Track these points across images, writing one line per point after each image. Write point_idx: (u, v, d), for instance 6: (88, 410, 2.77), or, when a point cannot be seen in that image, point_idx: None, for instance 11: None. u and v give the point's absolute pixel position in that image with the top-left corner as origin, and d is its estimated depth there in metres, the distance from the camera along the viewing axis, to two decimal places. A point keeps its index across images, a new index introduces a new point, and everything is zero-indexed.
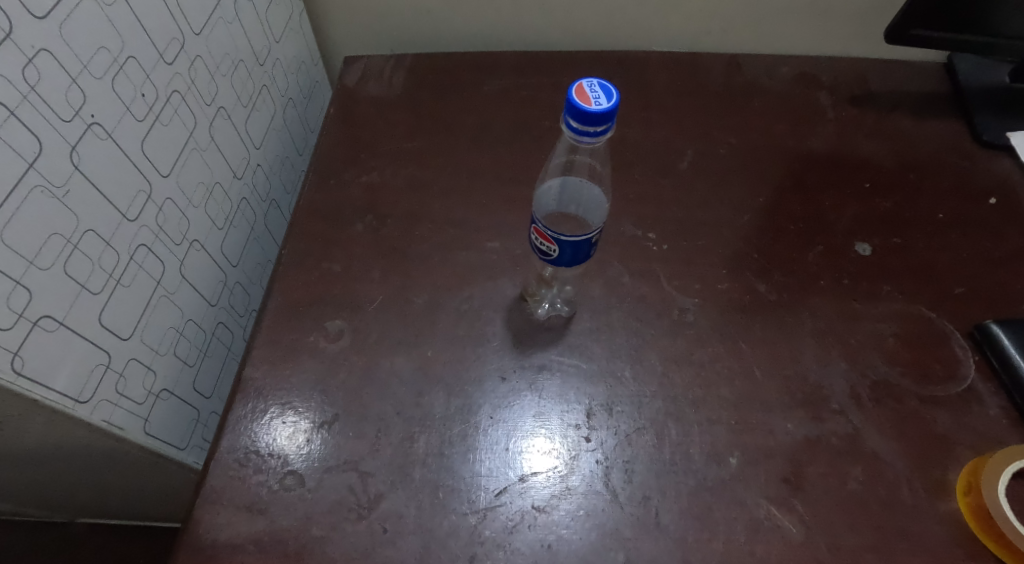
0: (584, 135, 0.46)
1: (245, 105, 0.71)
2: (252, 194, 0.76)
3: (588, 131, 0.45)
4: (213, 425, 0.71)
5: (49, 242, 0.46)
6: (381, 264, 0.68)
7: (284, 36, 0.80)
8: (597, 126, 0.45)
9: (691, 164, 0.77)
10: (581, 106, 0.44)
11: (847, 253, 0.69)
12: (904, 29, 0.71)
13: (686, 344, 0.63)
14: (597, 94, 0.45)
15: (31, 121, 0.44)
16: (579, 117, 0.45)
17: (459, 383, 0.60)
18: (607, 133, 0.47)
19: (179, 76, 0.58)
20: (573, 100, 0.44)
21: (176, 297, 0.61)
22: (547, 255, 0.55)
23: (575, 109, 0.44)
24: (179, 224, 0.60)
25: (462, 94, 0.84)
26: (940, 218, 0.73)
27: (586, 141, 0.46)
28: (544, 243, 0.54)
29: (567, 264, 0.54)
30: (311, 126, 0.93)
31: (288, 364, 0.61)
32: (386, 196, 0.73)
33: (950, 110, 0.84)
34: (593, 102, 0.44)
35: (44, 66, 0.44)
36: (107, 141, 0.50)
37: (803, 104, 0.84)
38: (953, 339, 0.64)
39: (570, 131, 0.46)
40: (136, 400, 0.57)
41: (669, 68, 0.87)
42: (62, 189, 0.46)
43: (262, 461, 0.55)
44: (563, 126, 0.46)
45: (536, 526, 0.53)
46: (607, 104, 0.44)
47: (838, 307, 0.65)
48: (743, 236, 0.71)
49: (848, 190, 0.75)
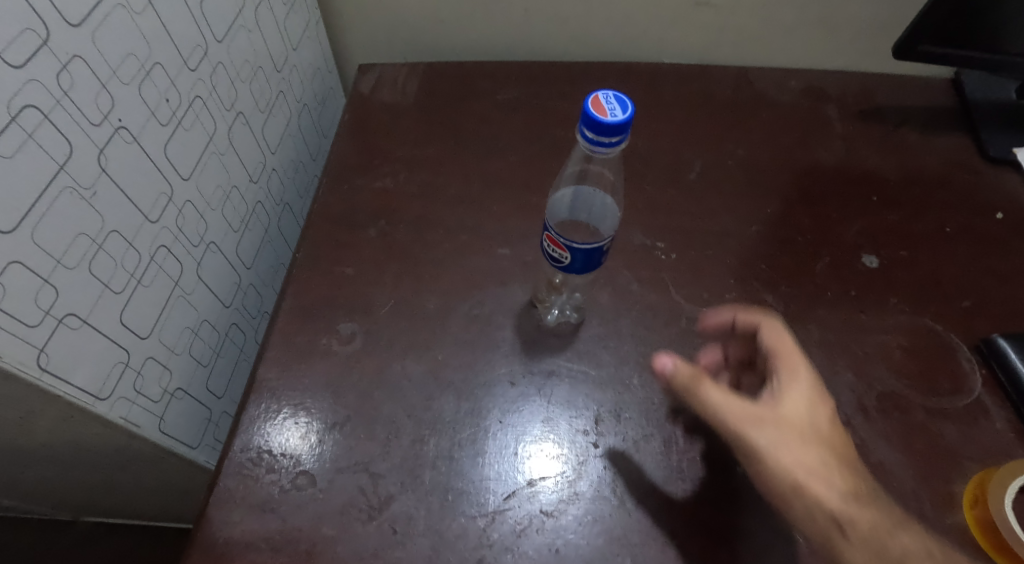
0: (599, 147, 0.46)
1: (263, 110, 0.72)
2: (267, 198, 0.77)
3: (603, 141, 0.46)
4: (224, 425, 0.72)
5: (76, 241, 0.47)
6: (393, 269, 0.69)
7: (301, 44, 0.81)
8: (611, 137, 0.46)
9: (699, 175, 0.78)
10: (597, 117, 0.45)
11: (854, 266, 0.70)
12: (913, 44, 0.72)
13: (694, 352, 0.63)
14: (613, 106, 0.46)
15: (63, 125, 0.45)
16: (594, 128, 0.45)
17: (469, 387, 0.61)
18: (620, 144, 0.48)
19: (202, 82, 0.60)
20: (589, 111, 0.45)
21: (192, 297, 0.62)
22: (559, 262, 0.56)
23: (590, 120, 0.45)
24: (197, 226, 0.62)
25: (475, 102, 0.85)
26: (946, 232, 0.74)
27: (600, 152, 0.47)
28: (555, 250, 0.55)
29: (578, 271, 0.55)
30: (324, 131, 0.95)
31: (301, 365, 0.61)
32: (398, 202, 0.74)
33: (957, 125, 0.84)
34: (609, 114, 0.45)
35: (77, 72, 0.45)
36: (133, 145, 0.51)
37: (810, 117, 0.84)
38: (960, 352, 0.64)
39: (585, 141, 0.47)
40: (152, 398, 0.58)
41: (678, 80, 0.88)
42: (89, 191, 0.48)
43: (275, 460, 0.56)
44: (578, 135, 0.47)
45: (544, 530, 0.53)
46: (622, 116, 0.45)
47: (845, 319, 0.66)
48: (752, 246, 0.71)
49: (856, 203, 0.76)
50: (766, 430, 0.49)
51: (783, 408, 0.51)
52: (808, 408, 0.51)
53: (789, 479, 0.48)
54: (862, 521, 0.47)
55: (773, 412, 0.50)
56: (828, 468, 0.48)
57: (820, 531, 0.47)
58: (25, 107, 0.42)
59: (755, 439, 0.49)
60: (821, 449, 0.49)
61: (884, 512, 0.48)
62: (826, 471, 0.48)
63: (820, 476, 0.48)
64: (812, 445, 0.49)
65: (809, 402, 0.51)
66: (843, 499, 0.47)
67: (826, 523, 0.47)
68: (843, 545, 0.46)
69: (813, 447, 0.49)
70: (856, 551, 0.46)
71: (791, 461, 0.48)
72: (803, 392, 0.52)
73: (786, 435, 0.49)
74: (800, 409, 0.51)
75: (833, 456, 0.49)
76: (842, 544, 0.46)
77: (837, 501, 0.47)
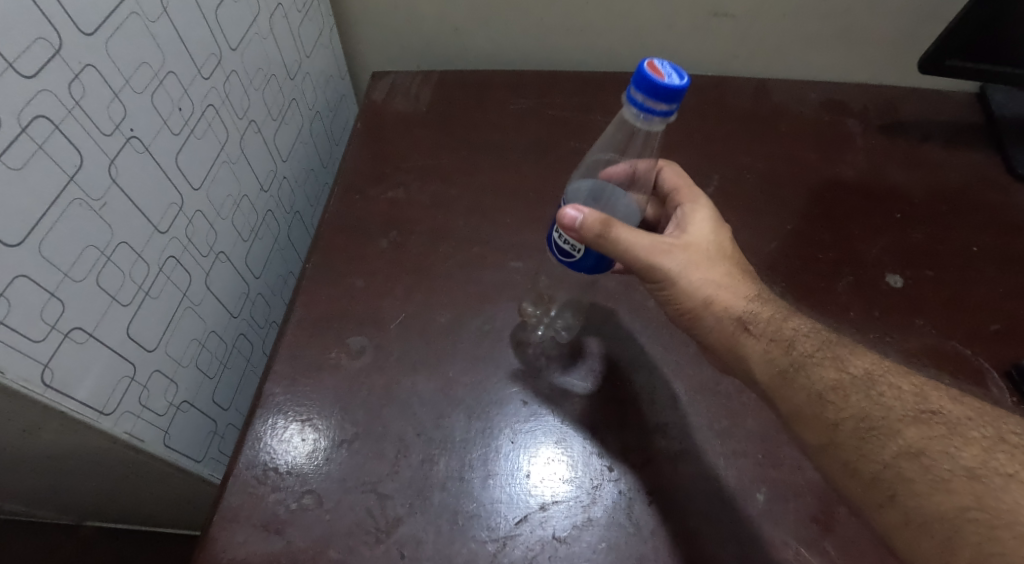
0: (648, 114, 0.45)
1: (275, 118, 0.71)
2: (277, 206, 0.76)
3: (655, 106, 0.44)
4: (230, 438, 0.71)
5: (85, 254, 0.46)
6: (404, 281, 0.67)
7: (315, 51, 0.80)
8: (663, 102, 0.44)
9: (717, 189, 0.76)
10: (652, 78, 0.43)
11: (877, 285, 0.68)
12: (941, 59, 0.70)
13: (713, 372, 0.61)
14: (668, 72, 0.45)
15: (74, 136, 0.44)
16: (647, 90, 0.44)
17: (481, 405, 0.59)
18: (669, 115, 0.46)
19: (215, 90, 0.59)
20: (643, 73, 0.44)
21: (200, 308, 0.61)
22: (569, 256, 0.54)
23: (642, 82, 0.44)
24: (207, 236, 0.61)
25: (488, 111, 0.84)
26: (973, 251, 0.72)
27: (648, 119, 0.46)
28: (568, 243, 0.53)
29: (588, 268, 0.54)
30: (336, 139, 0.93)
31: (309, 379, 0.60)
32: (410, 212, 0.73)
33: (983, 141, 0.82)
34: (664, 78, 0.44)
35: (88, 81, 0.45)
36: (144, 155, 0.51)
37: (831, 131, 0.83)
38: (989, 378, 0.62)
39: (633, 106, 0.46)
40: (157, 411, 0.56)
41: (696, 92, 0.86)
42: (99, 202, 0.47)
43: (281, 479, 0.54)
44: (627, 99, 0.45)
45: (557, 557, 0.51)
46: (678, 82, 0.44)
47: (869, 341, 0.64)
48: (771, 263, 0.70)
49: (878, 219, 0.74)
50: (676, 257, 0.55)
51: (688, 233, 0.57)
52: (709, 234, 0.57)
53: (703, 294, 0.54)
54: (761, 320, 0.54)
55: (678, 240, 0.56)
56: (730, 277, 0.55)
57: (728, 332, 0.54)
58: (36, 117, 0.41)
59: (665, 264, 0.54)
60: (721, 265, 0.56)
61: (778, 307, 0.55)
62: (730, 282, 0.55)
63: (727, 287, 0.55)
64: (715, 262, 0.56)
65: (714, 225, 0.58)
66: (745, 302, 0.54)
67: (732, 327, 0.54)
68: (748, 342, 0.53)
69: (719, 266, 0.56)
70: (757, 345, 0.53)
71: (700, 278, 0.55)
72: (703, 215, 0.59)
73: (691, 258, 0.55)
74: (703, 234, 0.57)
75: (731, 267, 0.56)
76: (745, 342, 0.53)
77: (741, 305, 0.54)
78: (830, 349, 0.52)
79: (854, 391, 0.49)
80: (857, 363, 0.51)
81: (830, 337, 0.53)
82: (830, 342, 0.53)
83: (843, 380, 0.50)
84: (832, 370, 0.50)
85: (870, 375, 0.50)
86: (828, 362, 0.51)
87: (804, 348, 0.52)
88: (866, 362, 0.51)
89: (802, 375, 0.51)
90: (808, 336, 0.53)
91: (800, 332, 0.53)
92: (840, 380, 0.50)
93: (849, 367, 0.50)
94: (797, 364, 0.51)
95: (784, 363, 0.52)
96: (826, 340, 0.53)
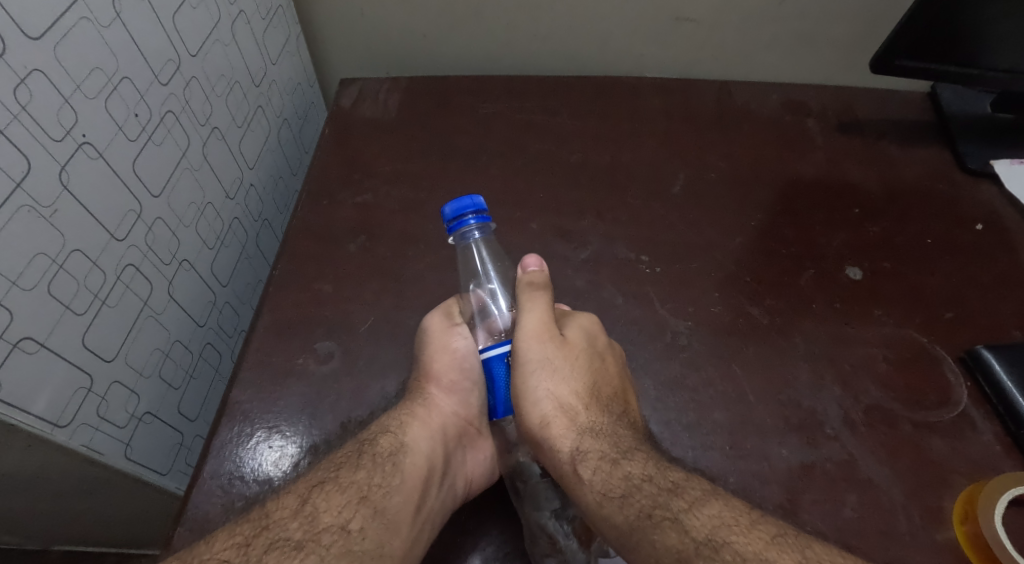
0: (463, 226, 0.53)
1: (240, 125, 0.71)
2: (245, 214, 0.75)
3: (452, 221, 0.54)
4: (198, 450, 0.70)
5: (34, 261, 0.45)
6: (373, 284, 0.67)
7: (281, 59, 0.80)
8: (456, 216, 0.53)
9: (683, 188, 0.78)
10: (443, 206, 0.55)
11: (838, 277, 0.70)
12: (890, 60, 0.71)
13: (680, 367, 0.63)
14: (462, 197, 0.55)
15: (21, 141, 0.44)
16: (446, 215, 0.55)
17: (451, 431, 0.60)
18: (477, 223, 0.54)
19: (174, 96, 0.58)
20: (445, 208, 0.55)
21: (164, 317, 0.60)
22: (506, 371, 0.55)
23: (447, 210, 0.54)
24: (169, 244, 0.60)
25: (454, 116, 0.84)
26: (929, 243, 0.73)
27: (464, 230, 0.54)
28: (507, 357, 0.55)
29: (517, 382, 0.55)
30: (305, 146, 0.93)
31: (274, 387, 0.60)
32: (380, 216, 0.73)
33: (936, 136, 0.84)
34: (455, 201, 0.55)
35: (36, 86, 0.44)
36: (98, 161, 0.50)
37: (792, 130, 0.85)
38: (945, 364, 0.64)
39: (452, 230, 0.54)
40: (118, 424, 0.55)
41: (662, 94, 0.88)
42: (49, 209, 0.46)
43: (247, 486, 0.55)
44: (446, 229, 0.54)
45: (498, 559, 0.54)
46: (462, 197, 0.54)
47: (831, 331, 0.66)
48: (735, 259, 0.71)
49: (838, 214, 0.76)
50: (539, 350, 0.55)
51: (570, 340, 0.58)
52: (587, 347, 0.58)
53: (541, 410, 0.55)
54: (592, 463, 0.52)
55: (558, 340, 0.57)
56: (576, 397, 0.56)
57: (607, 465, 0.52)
58: None
59: (527, 352, 0.55)
60: (574, 381, 0.57)
61: (620, 440, 0.54)
62: (572, 407, 0.56)
63: (565, 411, 0.55)
64: (570, 380, 0.57)
65: (586, 348, 0.58)
66: (578, 437, 0.54)
67: (568, 464, 0.53)
68: (580, 484, 0.52)
69: (568, 386, 0.56)
70: (592, 496, 0.51)
71: (545, 388, 0.55)
72: (579, 327, 0.59)
73: (556, 362, 0.56)
74: (581, 344, 0.58)
75: (588, 390, 0.57)
76: (577, 484, 0.52)
77: (572, 439, 0.54)
78: (666, 501, 0.48)
79: (699, 560, 0.44)
80: (696, 524, 0.46)
81: (668, 484, 0.49)
82: (668, 492, 0.48)
83: (687, 549, 0.45)
84: (674, 533, 0.46)
85: (712, 541, 0.44)
86: (667, 525, 0.46)
87: (641, 505, 0.48)
88: (706, 520, 0.46)
89: (643, 542, 0.47)
90: (644, 483, 0.49)
91: (635, 480, 0.50)
92: (683, 548, 0.45)
93: (691, 532, 0.45)
94: (636, 527, 0.47)
95: (622, 523, 0.48)
96: (667, 488, 0.49)
